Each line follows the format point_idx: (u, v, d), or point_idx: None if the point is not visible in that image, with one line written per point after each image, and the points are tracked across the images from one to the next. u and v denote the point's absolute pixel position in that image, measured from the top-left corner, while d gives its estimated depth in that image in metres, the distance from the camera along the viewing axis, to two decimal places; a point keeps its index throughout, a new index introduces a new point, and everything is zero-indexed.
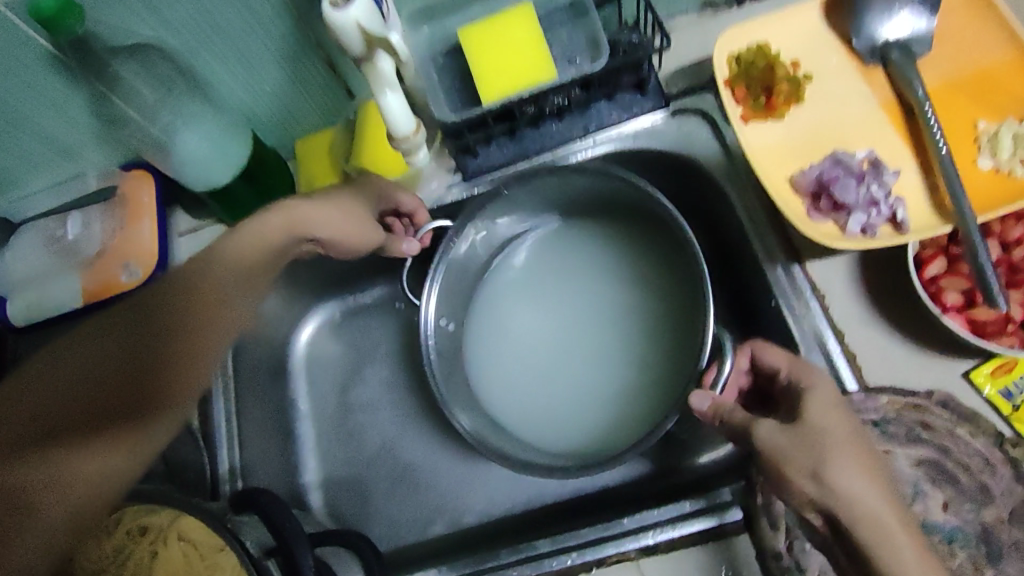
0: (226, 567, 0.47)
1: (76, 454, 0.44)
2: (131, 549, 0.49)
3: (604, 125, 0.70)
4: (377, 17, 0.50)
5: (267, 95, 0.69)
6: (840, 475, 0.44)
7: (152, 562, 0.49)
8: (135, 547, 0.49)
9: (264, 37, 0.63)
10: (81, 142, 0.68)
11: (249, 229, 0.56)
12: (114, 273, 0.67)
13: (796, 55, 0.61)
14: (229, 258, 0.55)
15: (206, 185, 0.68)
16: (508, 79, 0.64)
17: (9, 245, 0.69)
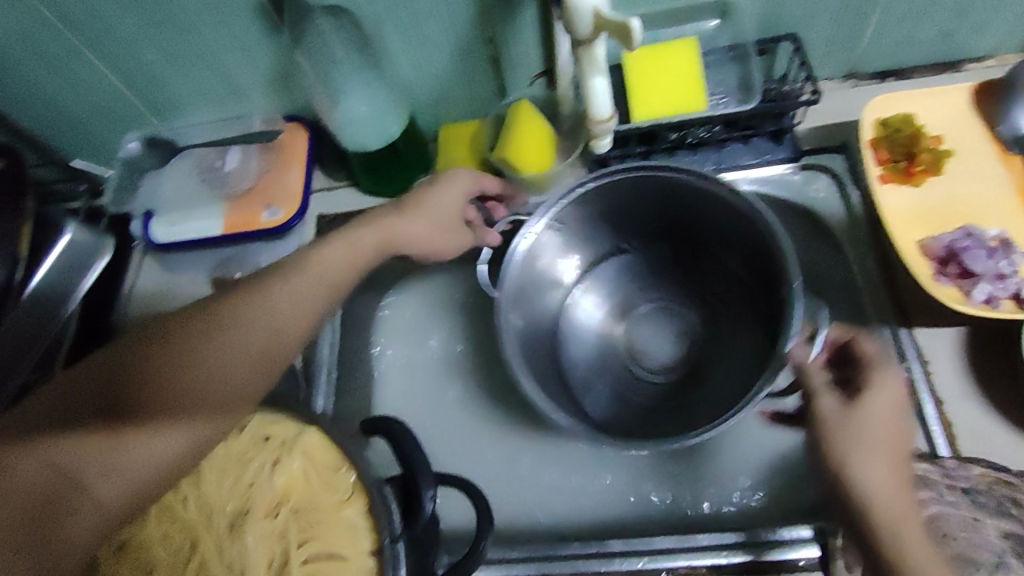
0: (340, 485, 0.50)
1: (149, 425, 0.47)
2: (257, 453, 0.52)
3: (736, 163, 0.74)
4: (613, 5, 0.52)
5: (431, 77, 0.74)
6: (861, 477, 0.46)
7: (272, 470, 0.51)
8: (258, 452, 0.52)
9: (445, 24, 0.68)
10: (254, 86, 0.73)
11: (339, 240, 0.59)
12: (258, 209, 0.72)
13: (940, 131, 0.65)
14: (289, 286, 0.55)
15: (355, 146, 0.73)
16: (661, 104, 0.70)
17: (167, 168, 0.75)
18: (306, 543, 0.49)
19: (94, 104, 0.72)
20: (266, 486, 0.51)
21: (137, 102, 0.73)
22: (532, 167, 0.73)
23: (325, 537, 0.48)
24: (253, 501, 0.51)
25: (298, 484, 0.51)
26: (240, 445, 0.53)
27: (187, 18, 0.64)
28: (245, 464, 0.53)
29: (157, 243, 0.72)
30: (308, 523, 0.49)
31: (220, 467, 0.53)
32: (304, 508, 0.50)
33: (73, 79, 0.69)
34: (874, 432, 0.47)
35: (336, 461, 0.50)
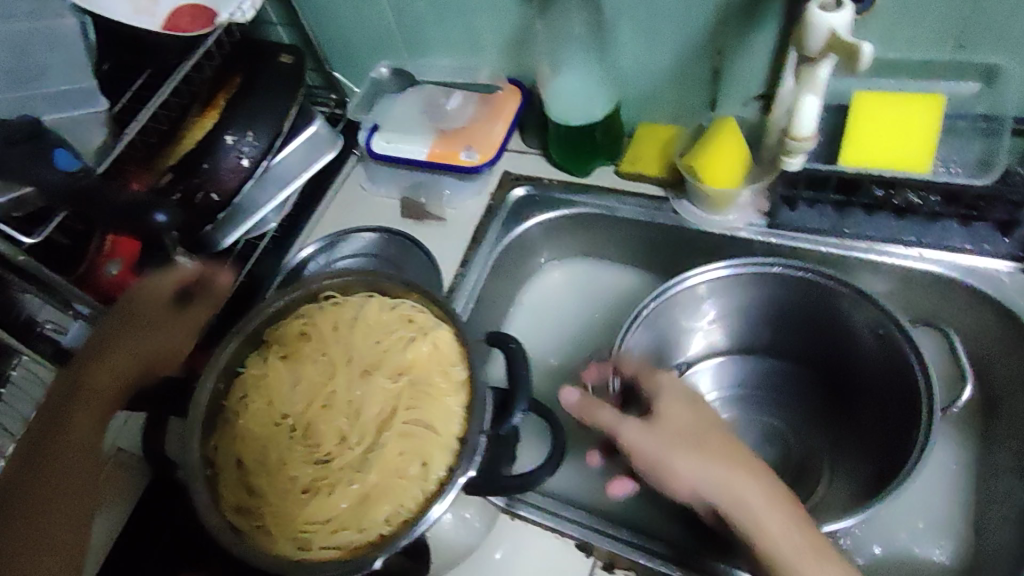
0: (453, 379, 0.60)
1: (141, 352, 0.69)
2: (399, 328, 0.64)
3: (942, 243, 0.69)
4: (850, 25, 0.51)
5: (651, 76, 0.77)
6: (684, 463, 0.57)
7: (406, 344, 0.63)
8: (403, 327, 0.64)
9: (678, 28, 0.71)
10: (493, 46, 0.81)
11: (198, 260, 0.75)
12: (459, 147, 0.80)
13: None
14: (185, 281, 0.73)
15: (559, 117, 0.77)
16: (877, 153, 0.66)
17: (400, 95, 0.86)
18: (412, 407, 0.60)
19: (366, 32, 0.85)
20: (397, 354, 0.63)
21: (398, 38, 0.85)
22: (716, 182, 0.73)
23: (429, 411, 0.59)
24: (380, 365, 0.64)
25: (422, 362, 0.62)
26: (379, 320, 0.65)
27: None
28: (387, 333, 0.64)
29: (373, 153, 0.83)
30: (415, 397, 0.60)
31: (360, 325, 0.65)
32: (416, 385, 0.61)
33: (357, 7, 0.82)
34: (681, 428, 0.59)
35: (454, 358, 0.61)
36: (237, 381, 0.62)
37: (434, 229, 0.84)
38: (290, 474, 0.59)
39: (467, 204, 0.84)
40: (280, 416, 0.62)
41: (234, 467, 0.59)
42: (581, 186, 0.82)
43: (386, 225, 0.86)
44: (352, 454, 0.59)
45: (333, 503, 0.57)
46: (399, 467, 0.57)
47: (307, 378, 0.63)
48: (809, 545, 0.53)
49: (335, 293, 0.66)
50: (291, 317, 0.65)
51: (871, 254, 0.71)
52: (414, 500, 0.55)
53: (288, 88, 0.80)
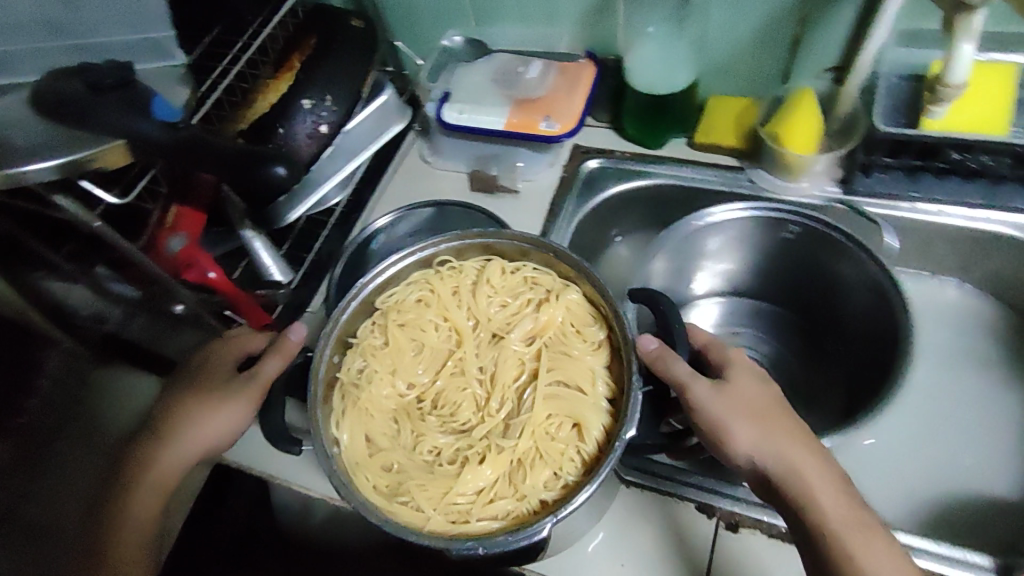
0: (588, 339, 0.64)
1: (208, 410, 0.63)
2: (525, 291, 0.66)
3: (1004, 205, 0.73)
4: None
5: (730, 49, 0.79)
6: (746, 434, 0.55)
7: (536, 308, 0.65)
8: (528, 289, 0.66)
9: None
10: (568, 16, 0.81)
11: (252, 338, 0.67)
12: (538, 117, 0.80)
13: None
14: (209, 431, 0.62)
15: (641, 86, 0.78)
16: (959, 118, 0.70)
17: (469, 67, 0.84)
18: (552, 370, 0.62)
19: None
20: (529, 320, 0.65)
21: (468, 8, 0.83)
22: (796, 149, 0.76)
23: (569, 370, 0.62)
24: (502, 325, 0.66)
25: (556, 326, 0.64)
26: (499, 283, 0.67)
27: None
28: (513, 295, 0.66)
29: (446, 124, 0.81)
30: (553, 358, 0.63)
31: (484, 283, 0.67)
32: (552, 345, 0.64)
33: None
34: (749, 405, 0.56)
35: (589, 320, 0.64)
36: (352, 350, 0.63)
37: (508, 201, 0.83)
38: (432, 444, 0.61)
39: (539, 176, 0.84)
40: (406, 388, 0.64)
41: (364, 446, 0.59)
42: (655, 157, 0.83)
43: (455, 198, 0.84)
44: (494, 414, 0.62)
45: (485, 471, 0.58)
46: (548, 429, 0.60)
47: (428, 349, 0.65)
48: (855, 521, 0.52)
49: (452, 257, 0.68)
50: (404, 285, 0.66)
51: (939, 217, 0.75)
52: (572, 463, 0.58)
53: (363, 54, 0.76)
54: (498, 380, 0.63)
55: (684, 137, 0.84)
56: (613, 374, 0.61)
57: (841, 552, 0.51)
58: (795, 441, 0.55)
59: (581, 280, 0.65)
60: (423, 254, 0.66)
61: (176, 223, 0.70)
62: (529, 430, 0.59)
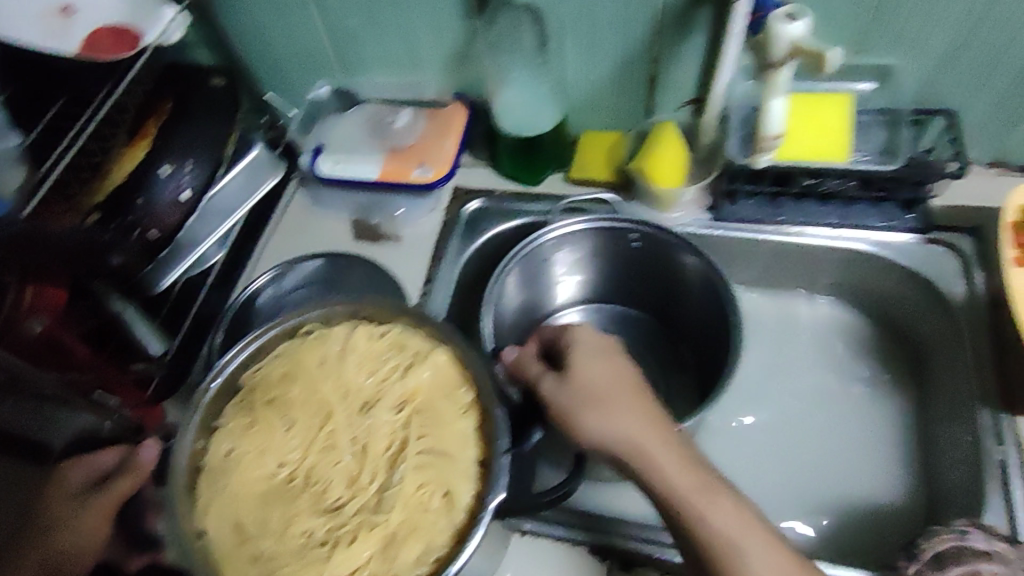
0: (459, 401, 0.57)
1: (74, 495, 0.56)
2: (392, 355, 0.60)
3: (860, 224, 0.77)
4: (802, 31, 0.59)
5: (591, 84, 0.81)
6: (596, 422, 0.56)
7: (405, 371, 0.59)
8: (394, 353, 0.60)
9: (619, 37, 0.74)
10: (432, 61, 0.81)
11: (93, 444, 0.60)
12: (412, 164, 0.80)
13: None
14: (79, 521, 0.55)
15: (511, 128, 0.80)
16: (802, 148, 0.73)
17: (341, 117, 0.83)
18: (423, 438, 0.55)
19: (297, 51, 0.83)
20: (397, 385, 0.58)
21: (332, 59, 0.83)
22: (663, 183, 0.78)
23: (441, 437, 0.55)
24: (374, 392, 0.58)
25: (426, 391, 0.57)
26: (365, 347, 0.60)
27: None
28: (383, 358, 0.60)
29: (320, 177, 0.80)
30: (424, 425, 0.56)
31: (348, 351, 0.60)
32: (425, 410, 0.57)
33: (289, 24, 0.80)
34: (578, 396, 0.57)
35: (460, 381, 0.58)
36: (213, 437, 0.56)
37: (391, 249, 0.82)
38: (303, 527, 0.52)
39: (419, 222, 0.83)
40: (276, 467, 0.55)
41: (231, 536, 0.51)
42: (534, 195, 0.84)
43: (337, 249, 0.83)
44: (365, 493, 0.53)
45: (355, 554, 0.50)
46: (421, 502, 0.52)
47: (300, 424, 0.57)
48: (746, 529, 0.50)
49: (319, 325, 0.62)
50: (270, 357, 0.60)
51: (803, 238, 0.78)
52: (445, 537, 0.51)
53: (225, 112, 0.73)
54: (371, 453, 0.55)
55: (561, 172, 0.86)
56: (487, 437, 0.54)
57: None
58: (632, 420, 0.56)
59: (448, 338, 0.59)
60: (284, 324, 0.61)
61: (33, 305, 0.60)
62: (402, 504, 0.52)
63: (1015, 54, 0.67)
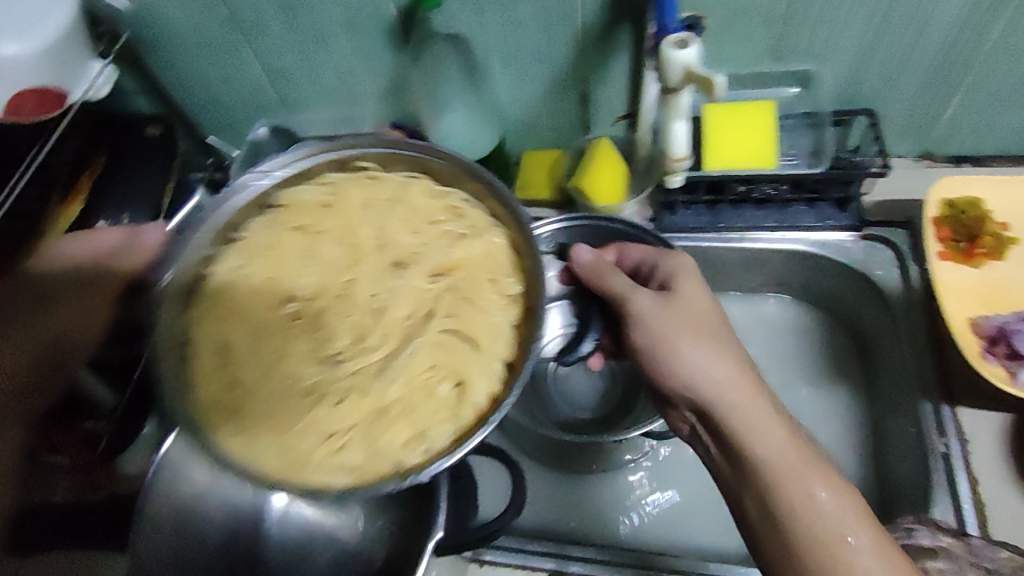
0: (501, 294, 0.54)
1: None
2: (445, 219, 0.58)
3: (797, 225, 0.78)
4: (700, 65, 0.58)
5: (527, 105, 0.82)
6: (693, 354, 0.56)
7: (451, 244, 0.56)
8: (452, 219, 0.58)
9: (546, 58, 0.76)
10: (369, 93, 0.83)
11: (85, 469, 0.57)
12: None
13: (1009, 219, 0.66)
14: None
15: (449, 157, 0.81)
16: (732, 156, 0.74)
17: (278, 155, 0.83)
18: (450, 316, 0.53)
19: (235, 91, 0.84)
20: (439, 253, 0.56)
21: (271, 97, 0.84)
22: (602, 199, 0.80)
23: (471, 326, 0.53)
24: (394, 254, 0.56)
25: (471, 264, 0.56)
26: (414, 206, 0.58)
27: (328, 26, 0.75)
28: (431, 220, 0.58)
29: None
30: (451, 306, 0.54)
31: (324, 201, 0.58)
32: (449, 294, 0.54)
33: (223, 67, 0.81)
34: (684, 313, 0.59)
35: (508, 269, 0.55)
36: (232, 250, 0.56)
37: None
38: (291, 371, 0.51)
39: None
40: (288, 297, 0.54)
41: (214, 350, 0.52)
42: None
43: None
44: (365, 364, 0.51)
45: (342, 413, 0.49)
46: (428, 386, 0.51)
47: (324, 260, 0.56)
48: (787, 453, 0.51)
49: (371, 161, 0.60)
50: (315, 183, 0.59)
51: (744, 243, 0.79)
52: (445, 433, 0.49)
53: (161, 161, 0.73)
54: (366, 347, 0.52)
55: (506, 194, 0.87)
56: (522, 336, 0.52)
57: (771, 497, 0.50)
58: (729, 364, 0.56)
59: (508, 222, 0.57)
60: (293, 167, 0.58)
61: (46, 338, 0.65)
62: (391, 396, 0.50)
63: (924, 55, 0.69)
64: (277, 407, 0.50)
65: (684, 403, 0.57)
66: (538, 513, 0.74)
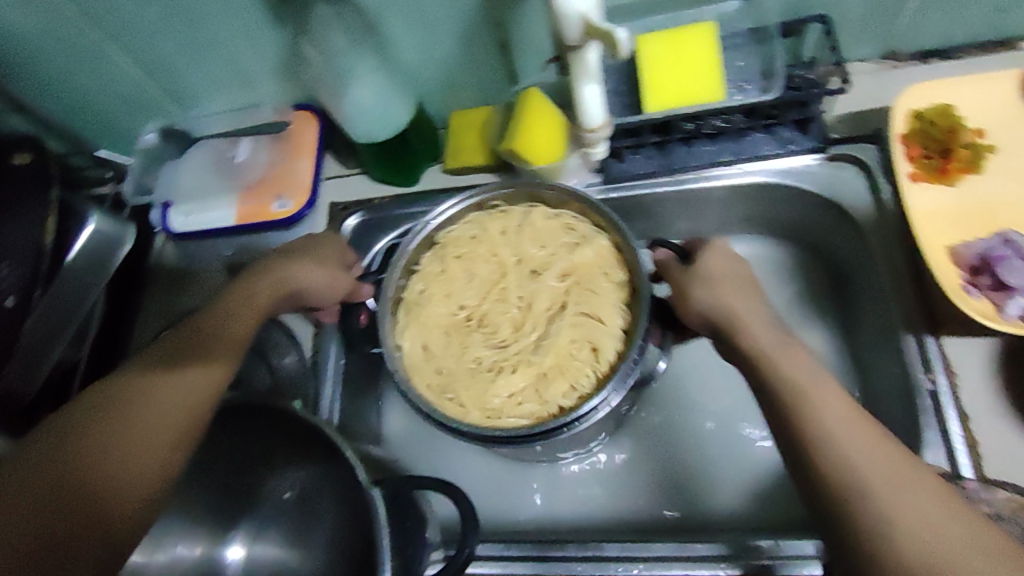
0: (614, 284, 0.61)
1: (186, 356, 0.56)
2: (563, 236, 0.64)
3: (757, 155, 0.70)
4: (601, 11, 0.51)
5: (440, 64, 0.73)
6: (744, 308, 0.54)
7: (571, 249, 0.63)
8: (570, 233, 0.64)
9: (450, 9, 0.66)
10: (263, 75, 0.74)
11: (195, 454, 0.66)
12: (268, 199, 0.76)
13: (983, 124, 0.60)
14: (189, 383, 0.54)
15: (359, 133, 0.71)
16: (672, 94, 0.66)
17: (182, 157, 0.79)
18: (578, 304, 0.61)
19: (114, 94, 0.75)
20: (563, 257, 0.63)
21: (156, 95, 0.76)
22: (539, 157, 0.71)
23: (596, 306, 0.60)
24: (542, 274, 0.63)
25: (587, 266, 0.62)
26: (532, 222, 0.65)
27: (193, 8, 0.65)
28: (550, 238, 0.64)
29: (174, 232, 0.77)
30: (584, 297, 0.61)
31: (471, 235, 0.66)
32: (591, 285, 0.61)
33: (94, 70, 0.71)
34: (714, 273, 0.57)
35: (614, 262, 0.62)
36: (416, 278, 0.65)
37: None
38: (474, 355, 0.61)
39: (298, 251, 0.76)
40: (457, 309, 0.63)
41: (421, 352, 0.61)
42: (414, 195, 0.77)
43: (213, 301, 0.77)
44: (519, 346, 0.60)
45: (514, 379, 0.59)
46: (572, 352, 0.59)
47: (478, 275, 0.64)
48: (818, 381, 0.48)
49: (499, 197, 0.67)
50: (461, 224, 0.66)
51: (702, 183, 0.71)
52: (589, 381, 0.58)
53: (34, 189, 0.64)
54: (513, 321, 0.62)
55: (437, 163, 0.79)
56: (634, 314, 0.60)
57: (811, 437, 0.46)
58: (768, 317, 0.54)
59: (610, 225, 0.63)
60: (454, 206, 0.66)
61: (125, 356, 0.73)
62: (521, 381, 0.59)
63: None
64: (458, 375, 0.60)
65: (698, 324, 0.57)
66: (510, 503, 0.70)
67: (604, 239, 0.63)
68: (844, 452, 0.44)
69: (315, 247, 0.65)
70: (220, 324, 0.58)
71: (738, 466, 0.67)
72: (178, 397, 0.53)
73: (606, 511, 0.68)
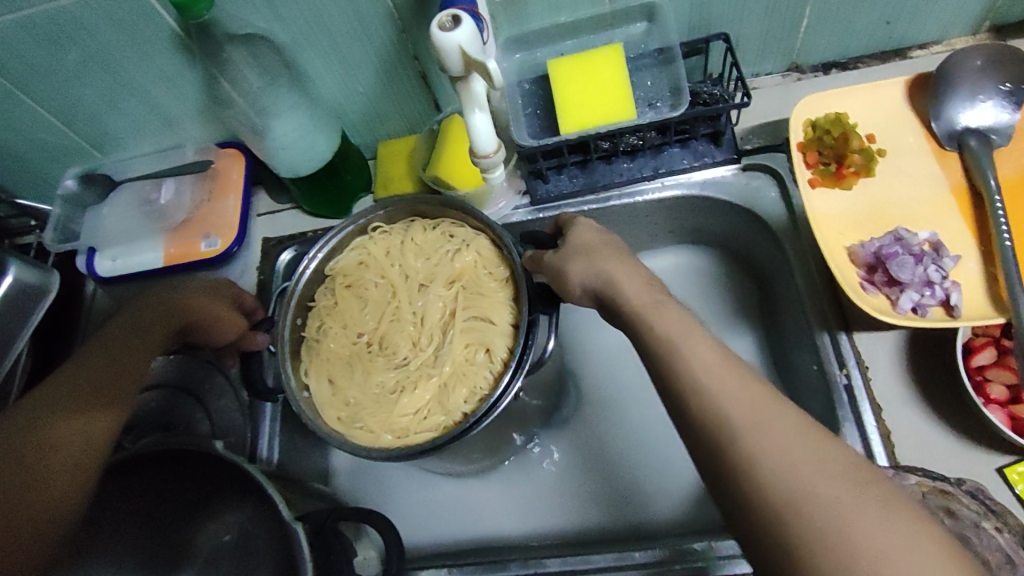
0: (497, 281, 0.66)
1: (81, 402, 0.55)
2: (445, 243, 0.68)
3: (673, 169, 0.73)
4: (476, 42, 0.54)
5: (361, 96, 0.74)
6: (617, 269, 0.53)
7: (454, 255, 0.67)
8: (451, 241, 0.68)
9: (365, 44, 0.67)
10: (185, 115, 0.74)
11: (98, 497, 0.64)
12: (197, 238, 0.76)
13: (872, 130, 0.64)
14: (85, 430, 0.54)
15: (287, 170, 0.72)
16: (587, 114, 0.67)
17: (104, 202, 0.78)
18: (466, 308, 0.65)
19: (32, 141, 0.74)
20: (446, 265, 0.67)
21: (77, 140, 0.75)
22: (466, 182, 0.73)
23: (482, 308, 0.64)
24: (432, 288, 0.67)
25: (469, 269, 0.66)
26: (416, 240, 0.68)
27: (107, 55, 0.65)
28: (436, 250, 0.68)
29: (102, 277, 0.76)
30: (471, 301, 0.65)
31: (361, 262, 0.68)
32: (475, 289, 0.65)
33: (9, 119, 0.71)
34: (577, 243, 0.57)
35: (496, 261, 0.66)
36: (311, 314, 0.67)
37: None
38: (378, 380, 0.63)
39: None
40: (356, 335, 0.66)
41: (327, 387, 0.64)
42: None
43: None
44: (417, 359, 0.64)
45: (418, 395, 0.62)
46: (468, 359, 0.63)
47: (370, 301, 0.67)
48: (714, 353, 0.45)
49: (384, 220, 0.69)
50: (347, 251, 0.68)
51: (625, 198, 0.74)
52: (488, 380, 0.62)
53: None
54: (408, 336, 0.65)
55: (367, 193, 0.80)
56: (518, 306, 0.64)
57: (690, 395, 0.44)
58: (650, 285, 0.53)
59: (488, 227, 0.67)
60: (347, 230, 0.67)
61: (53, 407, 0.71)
62: (424, 394, 0.62)
63: None
64: (367, 401, 0.63)
65: (584, 296, 0.56)
66: (457, 524, 0.71)
67: (483, 240, 0.67)
68: (772, 461, 0.38)
69: (207, 298, 0.65)
70: (114, 366, 0.58)
71: (673, 470, 0.69)
72: (76, 445, 0.53)
73: (550, 524, 0.69)
